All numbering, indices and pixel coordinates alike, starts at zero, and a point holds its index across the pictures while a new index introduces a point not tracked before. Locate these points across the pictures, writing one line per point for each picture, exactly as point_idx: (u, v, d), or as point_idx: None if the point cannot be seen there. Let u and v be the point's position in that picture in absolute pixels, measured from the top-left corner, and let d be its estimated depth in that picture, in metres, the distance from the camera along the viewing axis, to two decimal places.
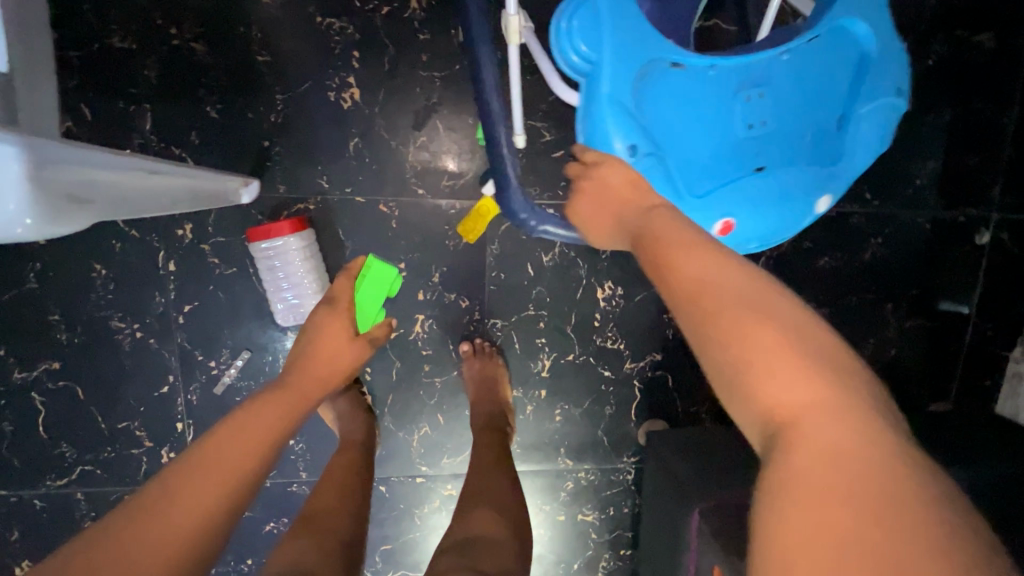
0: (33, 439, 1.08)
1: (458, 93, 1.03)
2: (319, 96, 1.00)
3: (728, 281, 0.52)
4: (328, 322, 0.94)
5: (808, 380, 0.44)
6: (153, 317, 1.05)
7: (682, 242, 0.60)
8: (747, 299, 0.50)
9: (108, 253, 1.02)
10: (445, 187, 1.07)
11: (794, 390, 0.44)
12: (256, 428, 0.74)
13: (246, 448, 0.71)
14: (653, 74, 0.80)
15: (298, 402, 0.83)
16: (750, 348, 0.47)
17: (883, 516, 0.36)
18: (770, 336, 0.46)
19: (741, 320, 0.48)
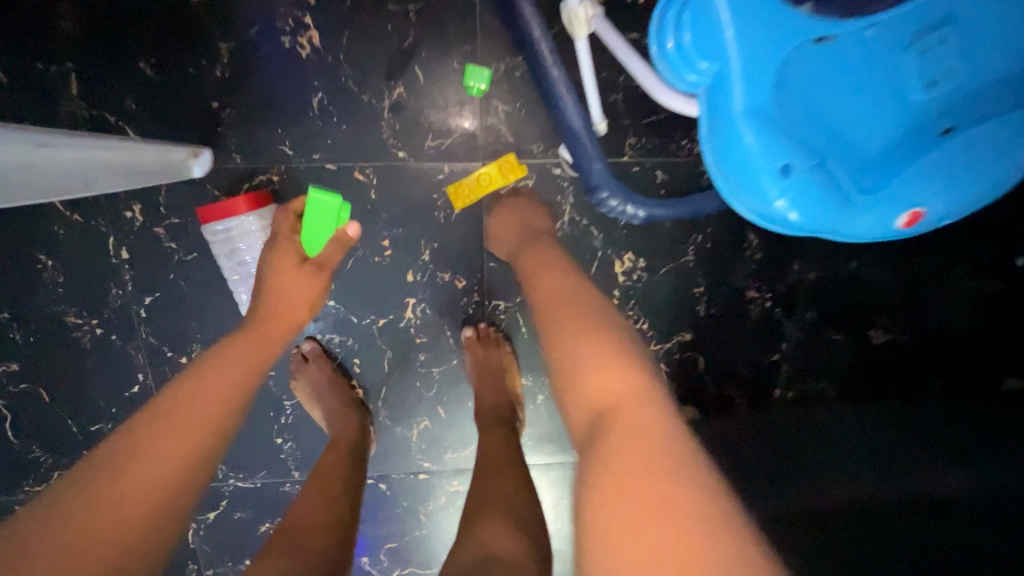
0: (2, 446, 0.99)
1: (438, 30, 0.85)
2: (271, 42, 0.84)
3: (592, 350, 0.60)
4: (281, 261, 0.79)
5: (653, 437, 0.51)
6: (113, 312, 0.94)
7: (568, 310, 0.67)
8: (612, 361, 0.59)
9: (53, 241, 0.90)
10: (429, 148, 0.90)
11: (638, 445, 0.51)
12: (213, 382, 0.65)
13: (218, 393, 0.64)
14: (796, 59, 0.61)
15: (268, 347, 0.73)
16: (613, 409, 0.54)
17: (690, 530, 0.44)
18: (624, 383, 0.56)
19: (602, 369, 0.58)
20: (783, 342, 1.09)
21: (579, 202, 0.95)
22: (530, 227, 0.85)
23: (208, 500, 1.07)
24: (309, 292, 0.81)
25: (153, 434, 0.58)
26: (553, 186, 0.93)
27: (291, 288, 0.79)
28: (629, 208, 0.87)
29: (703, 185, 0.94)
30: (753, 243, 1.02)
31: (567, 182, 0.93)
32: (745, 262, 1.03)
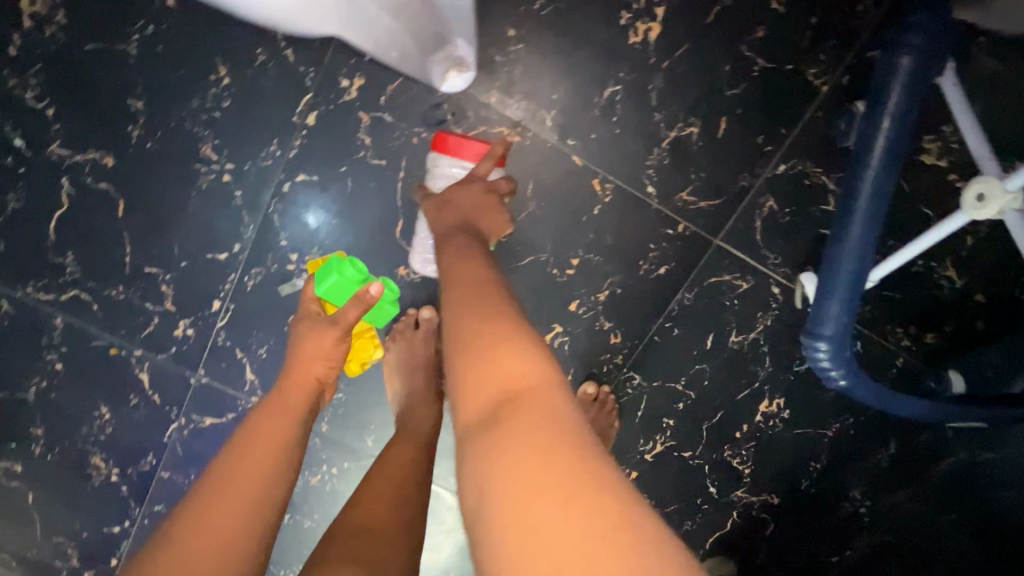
0: (32, 232, 0.81)
1: (769, 97, 0.76)
2: (606, 11, 0.73)
3: (488, 301, 0.54)
4: (301, 328, 0.75)
5: (542, 395, 0.44)
6: (254, 167, 0.78)
7: (469, 277, 0.58)
8: (515, 334, 0.50)
9: (244, 61, 0.75)
10: (677, 200, 0.80)
11: (536, 429, 0.41)
12: (263, 440, 0.63)
13: (271, 444, 0.63)
14: None
15: (301, 394, 0.71)
16: (490, 391, 0.45)
17: (590, 513, 0.35)
18: (519, 354, 0.48)
19: (508, 345, 0.48)
20: (848, 550, 1.00)
21: (773, 328, 0.86)
22: (478, 225, 0.67)
23: (217, 407, 0.92)
24: (324, 345, 0.73)
25: (209, 505, 0.56)
26: (762, 302, 0.85)
27: (310, 347, 0.73)
28: (828, 366, 0.78)
29: (888, 379, 0.88)
30: (886, 451, 0.97)
31: (775, 305, 0.85)
32: (867, 464, 0.97)
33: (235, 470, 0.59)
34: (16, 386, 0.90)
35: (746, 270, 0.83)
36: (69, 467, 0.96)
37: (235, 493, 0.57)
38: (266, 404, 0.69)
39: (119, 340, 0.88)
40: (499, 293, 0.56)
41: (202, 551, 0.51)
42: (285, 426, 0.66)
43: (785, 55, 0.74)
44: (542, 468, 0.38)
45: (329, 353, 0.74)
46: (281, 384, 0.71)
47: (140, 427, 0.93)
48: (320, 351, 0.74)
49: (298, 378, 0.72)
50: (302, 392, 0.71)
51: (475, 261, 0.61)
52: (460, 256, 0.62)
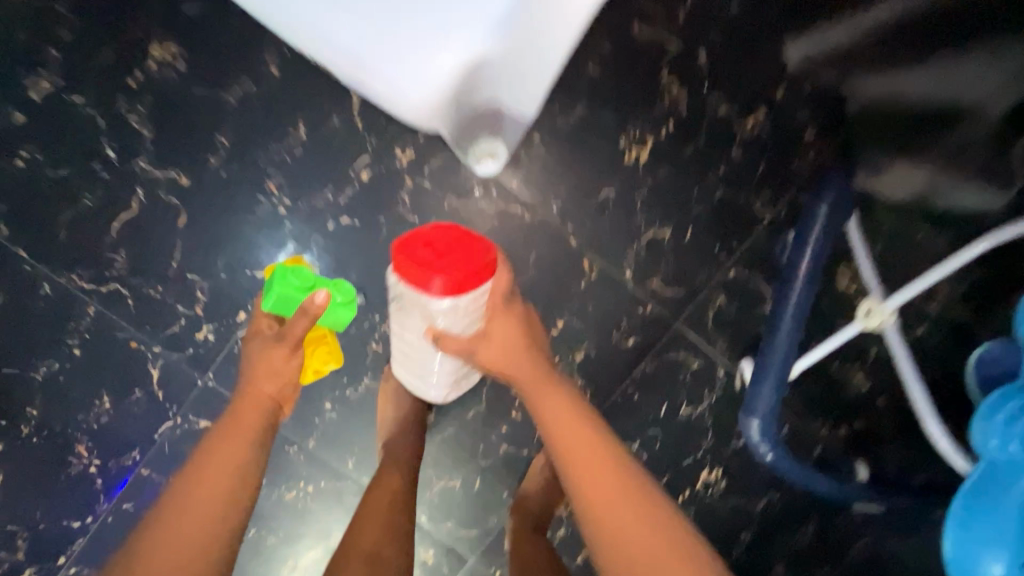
0: (97, 228, 0.92)
1: (727, 218, 0.97)
2: (612, 133, 0.94)
3: (548, 384, 0.66)
4: (251, 343, 0.77)
5: (613, 472, 0.61)
6: (308, 206, 0.94)
7: (518, 348, 0.68)
8: (577, 420, 0.64)
9: (320, 122, 0.91)
10: (648, 286, 0.98)
11: (613, 503, 0.59)
12: (212, 473, 0.63)
13: (224, 471, 0.64)
14: None
15: (259, 413, 0.71)
16: (574, 480, 0.61)
17: None
18: (590, 443, 0.62)
19: (578, 433, 0.63)
20: None
21: (715, 405, 1.02)
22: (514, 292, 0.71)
23: (214, 410, 0.99)
24: (274, 360, 0.75)
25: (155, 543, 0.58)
26: (709, 380, 1.01)
27: (261, 365, 0.74)
28: (757, 439, 0.94)
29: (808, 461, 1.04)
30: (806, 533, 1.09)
31: (719, 383, 1.01)
32: (794, 545, 1.07)
33: (184, 509, 0.60)
34: (30, 365, 0.96)
35: (698, 351, 1.01)
36: (53, 451, 0.99)
37: (182, 528, 0.59)
38: (222, 425, 0.69)
39: (142, 334, 0.97)
40: (535, 360, 0.68)
41: None
42: (238, 452, 0.66)
43: (742, 189, 0.96)
44: (630, 530, 0.58)
45: (279, 366, 0.74)
46: (237, 403, 0.72)
47: (136, 420, 0.99)
48: (273, 367, 0.75)
49: (253, 397, 0.72)
50: (261, 410, 0.72)
51: (519, 332, 0.69)
52: (506, 327, 0.68)
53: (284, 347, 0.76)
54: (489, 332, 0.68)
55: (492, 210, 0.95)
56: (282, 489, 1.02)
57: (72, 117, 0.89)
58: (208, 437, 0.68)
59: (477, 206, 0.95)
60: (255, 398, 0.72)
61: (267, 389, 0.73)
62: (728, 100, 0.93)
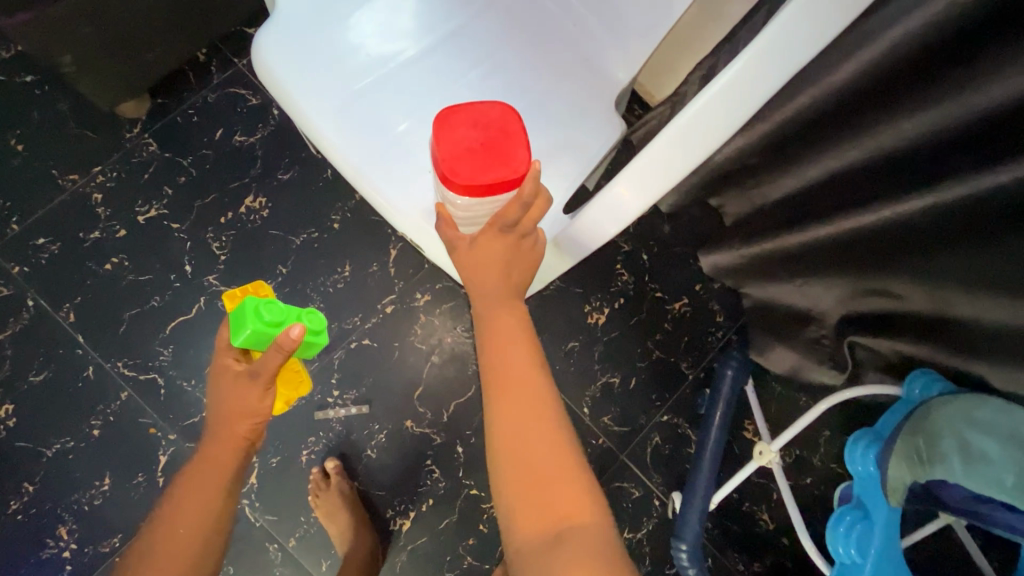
0: (155, 325, 1.11)
1: (661, 373, 1.26)
2: (579, 299, 1.26)
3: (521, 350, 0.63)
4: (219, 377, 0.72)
5: (549, 429, 0.59)
6: (338, 326, 1.17)
7: (498, 269, 0.65)
8: (534, 387, 0.61)
9: (363, 267, 1.19)
10: (601, 421, 1.23)
11: (536, 445, 0.59)
12: (183, 527, 0.68)
13: (193, 515, 0.70)
14: None
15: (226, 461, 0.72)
16: (504, 412, 0.60)
17: None
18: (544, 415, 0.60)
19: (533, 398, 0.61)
20: None
21: (652, 532, 1.20)
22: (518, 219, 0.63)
23: None
24: (249, 401, 0.69)
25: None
26: (646, 508, 1.21)
27: (232, 406, 0.70)
28: (686, 564, 1.11)
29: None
30: None
31: (655, 512, 1.21)
32: None
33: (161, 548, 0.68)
34: (44, 441, 1.05)
35: (637, 481, 1.22)
36: (33, 531, 1.02)
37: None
38: (196, 464, 0.73)
39: (161, 421, 1.08)
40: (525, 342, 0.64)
41: None
42: (209, 498, 0.71)
43: (672, 353, 1.27)
44: (553, 485, 0.57)
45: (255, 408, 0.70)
46: (209, 445, 0.73)
47: (127, 505, 1.05)
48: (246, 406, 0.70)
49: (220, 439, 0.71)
50: (232, 449, 0.72)
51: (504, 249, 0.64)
52: (492, 248, 0.64)
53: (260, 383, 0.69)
54: (478, 240, 0.64)
55: None
56: None
57: (167, 238, 1.13)
58: (184, 477, 0.74)
59: (475, 343, 1.20)
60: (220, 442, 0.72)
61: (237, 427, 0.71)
62: (661, 288, 1.29)
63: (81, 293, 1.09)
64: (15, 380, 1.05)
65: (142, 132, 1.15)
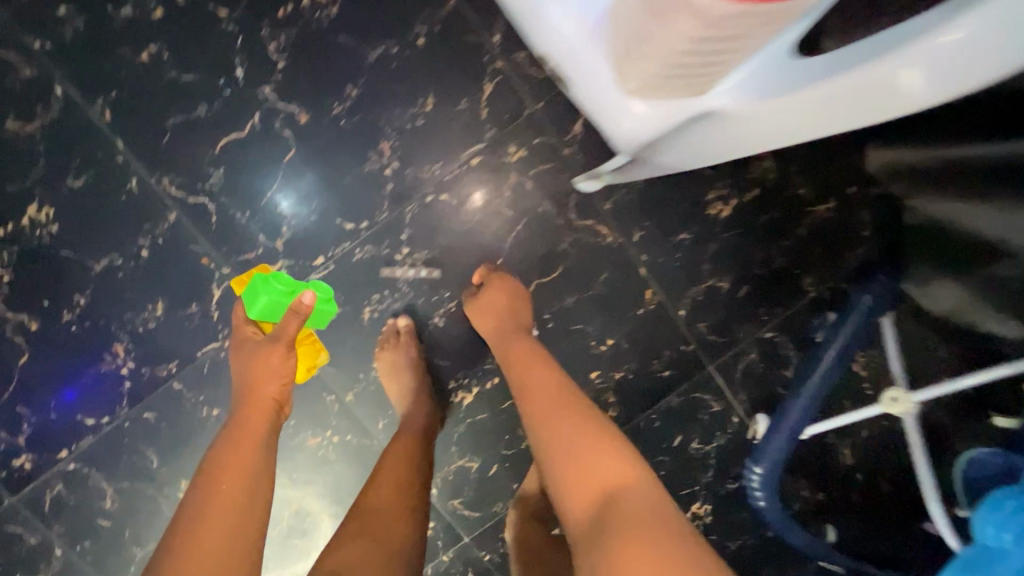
0: (203, 140, 0.93)
1: (778, 285, 1.07)
2: (703, 183, 1.02)
3: (560, 395, 0.79)
4: (240, 352, 0.85)
5: (594, 448, 0.71)
6: (414, 173, 0.97)
7: (549, 394, 0.79)
8: (580, 421, 0.75)
9: (449, 103, 0.95)
10: (696, 328, 1.07)
11: (639, 516, 0.63)
12: (232, 472, 0.71)
13: (244, 468, 0.72)
14: None
15: (264, 416, 0.79)
16: (553, 440, 0.75)
17: None
18: (590, 436, 0.73)
19: (582, 428, 0.74)
20: None
21: (723, 448, 1.12)
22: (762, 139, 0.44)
23: None
24: (273, 360, 0.81)
25: (190, 547, 0.64)
26: (723, 423, 1.10)
27: (259, 368, 0.81)
28: (756, 485, 1.04)
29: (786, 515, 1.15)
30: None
31: (731, 429, 1.11)
32: None
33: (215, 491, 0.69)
34: (91, 254, 0.95)
35: (720, 396, 1.10)
36: (88, 344, 0.98)
37: (214, 530, 0.65)
38: (234, 424, 0.78)
39: (213, 252, 0.97)
40: (557, 387, 0.80)
41: (209, 554, 0.63)
42: (252, 450, 0.74)
43: (798, 263, 1.06)
44: (634, 519, 0.63)
45: (280, 369, 0.82)
46: (243, 405, 0.79)
47: (181, 334, 0.99)
48: (275, 369, 0.81)
49: (256, 402, 0.80)
50: (265, 411, 0.80)
51: (515, 296, 0.94)
52: (509, 293, 0.94)
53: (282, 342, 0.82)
54: (525, 380, 0.83)
55: (580, 225, 1.01)
56: (309, 431, 1.04)
57: (215, 29, 0.90)
58: (219, 439, 0.76)
59: (569, 218, 1.00)
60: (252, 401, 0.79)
61: (272, 387, 0.81)
62: (806, 183, 1.03)
63: (117, 86, 0.91)
64: (52, 182, 0.92)
65: None
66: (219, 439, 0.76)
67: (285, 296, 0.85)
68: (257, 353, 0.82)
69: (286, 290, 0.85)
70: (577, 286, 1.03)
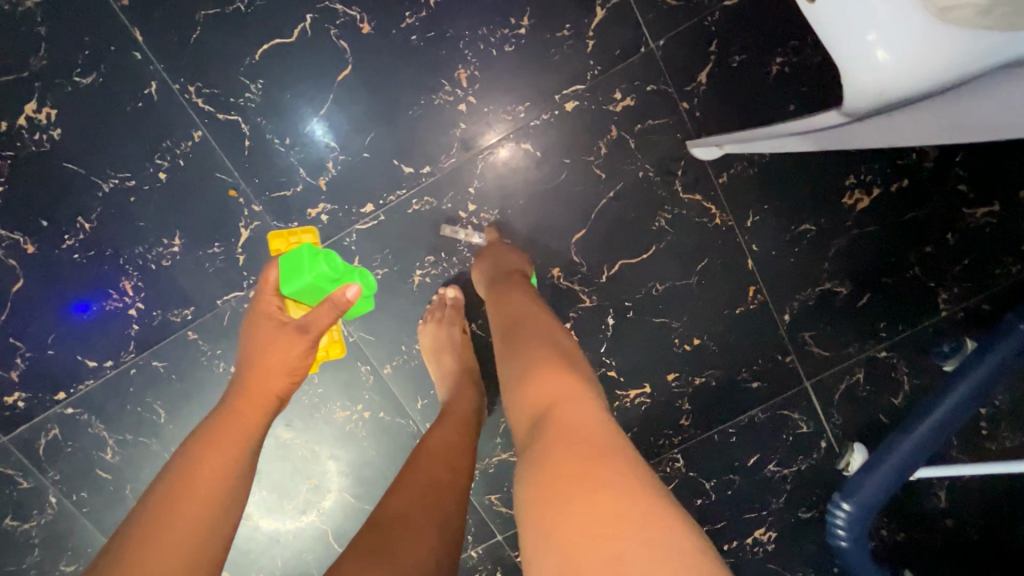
0: (241, 43, 0.75)
1: (908, 299, 0.88)
2: (841, 165, 0.83)
3: (536, 331, 0.61)
4: (255, 327, 0.72)
5: (554, 372, 0.52)
6: (492, 113, 0.79)
7: (526, 323, 0.63)
8: (550, 351, 0.56)
9: (547, 30, 0.76)
10: (800, 338, 0.90)
11: (582, 428, 0.44)
12: (215, 456, 0.59)
13: (230, 457, 0.59)
14: None
15: (263, 402, 0.67)
16: (511, 370, 0.56)
17: None
18: (550, 359, 0.54)
19: (540, 357, 0.55)
20: None
21: (804, 476, 0.96)
22: None
23: None
24: (289, 358, 0.69)
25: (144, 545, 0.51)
26: (810, 448, 0.95)
27: (273, 355, 0.69)
28: (838, 522, 0.91)
29: None
30: None
31: (818, 455, 0.95)
32: None
33: (198, 466, 0.57)
34: (99, 171, 0.79)
35: (813, 418, 0.94)
36: (92, 276, 0.84)
37: (178, 520, 0.53)
38: (218, 410, 0.65)
39: (242, 184, 0.80)
40: (534, 322, 0.63)
41: (168, 552, 0.51)
42: (246, 437, 0.62)
43: (937, 275, 0.87)
44: (573, 445, 0.42)
45: (294, 365, 0.70)
46: (240, 392, 0.67)
47: (199, 277, 0.84)
48: (285, 363, 0.69)
49: (251, 395, 0.66)
50: (261, 406, 0.67)
51: (519, 254, 0.79)
52: (500, 255, 0.78)
53: (301, 335, 0.70)
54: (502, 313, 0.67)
55: (685, 200, 0.83)
56: (336, 403, 0.91)
57: None
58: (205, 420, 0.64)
59: (674, 190, 0.82)
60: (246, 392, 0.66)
61: (273, 383, 0.68)
62: (968, 178, 0.84)
63: None
64: (55, 75, 0.75)
65: None
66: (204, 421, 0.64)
67: (330, 280, 0.73)
68: (272, 336, 0.70)
69: (334, 273, 0.73)
70: (669, 272, 0.86)
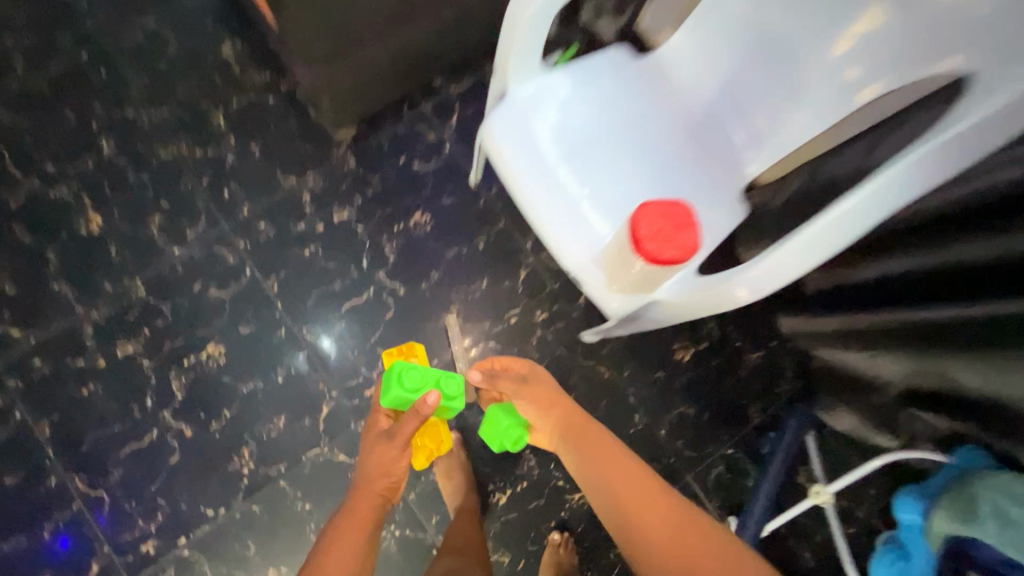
0: (334, 304, 1.40)
1: (731, 411, 1.45)
2: (670, 337, 1.47)
3: (576, 416, 1.11)
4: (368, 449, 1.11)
5: (604, 443, 1.04)
6: (471, 327, 1.43)
7: (565, 413, 1.12)
8: (593, 431, 1.07)
9: (496, 283, 1.45)
10: (674, 443, 1.42)
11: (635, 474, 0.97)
12: (338, 544, 0.94)
13: (343, 545, 0.93)
14: None
15: (368, 501, 1.02)
16: (577, 444, 1.06)
17: None
18: (598, 434, 1.06)
19: (592, 433, 1.07)
20: None
21: None
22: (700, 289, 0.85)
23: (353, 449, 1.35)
24: (387, 457, 1.08)
25: None
26: None
27: (374, 467, 1.07)
28: None
29: None
30: None
31: None
32: None
33: (326, 554, 0.92)
34: (243, 380, 1.35)
35: (698, 500, 1.40)
36: (224, 447, 1.32)
37: None
38: (354, 496, 1.04)
39: (327, 379, 1.37)
40: (572, 411, 1.12)
41: None
42: (361, 525, 0.98)
43: (743, 394, 1.46)
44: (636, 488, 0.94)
45: (389, 465, 1.07)
46: (353, 500, 1.03)
47: (293, 441, 1.34)
48: (393, 461, 1.08)
49: (370, 490, 1.05)
50: (374, 499, 1.04)
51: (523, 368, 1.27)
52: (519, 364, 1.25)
53: (397, 444, 1.08)
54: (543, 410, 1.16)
55: (585, 364, 1.43)
56: None
57: (353, 238, 1.43)
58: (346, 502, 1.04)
59: (578, 359, 1.43)
60: (367, 488, 1.05)
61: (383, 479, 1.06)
62: (741, 337, 1.49)
63: (285, 270, 1.40)
64: (228, 329, 1.36)
65: (345, 153, 1.46)
66: (346, 506, 1.03)
67: (412, 397, 1.12)
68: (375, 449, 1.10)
69: (411, 392, 1.12)
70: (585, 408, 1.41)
